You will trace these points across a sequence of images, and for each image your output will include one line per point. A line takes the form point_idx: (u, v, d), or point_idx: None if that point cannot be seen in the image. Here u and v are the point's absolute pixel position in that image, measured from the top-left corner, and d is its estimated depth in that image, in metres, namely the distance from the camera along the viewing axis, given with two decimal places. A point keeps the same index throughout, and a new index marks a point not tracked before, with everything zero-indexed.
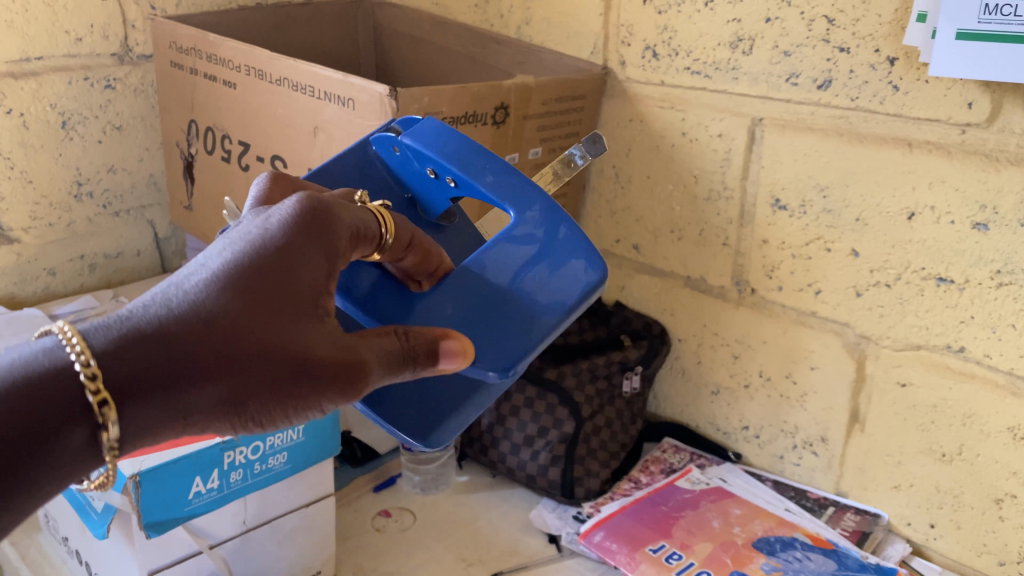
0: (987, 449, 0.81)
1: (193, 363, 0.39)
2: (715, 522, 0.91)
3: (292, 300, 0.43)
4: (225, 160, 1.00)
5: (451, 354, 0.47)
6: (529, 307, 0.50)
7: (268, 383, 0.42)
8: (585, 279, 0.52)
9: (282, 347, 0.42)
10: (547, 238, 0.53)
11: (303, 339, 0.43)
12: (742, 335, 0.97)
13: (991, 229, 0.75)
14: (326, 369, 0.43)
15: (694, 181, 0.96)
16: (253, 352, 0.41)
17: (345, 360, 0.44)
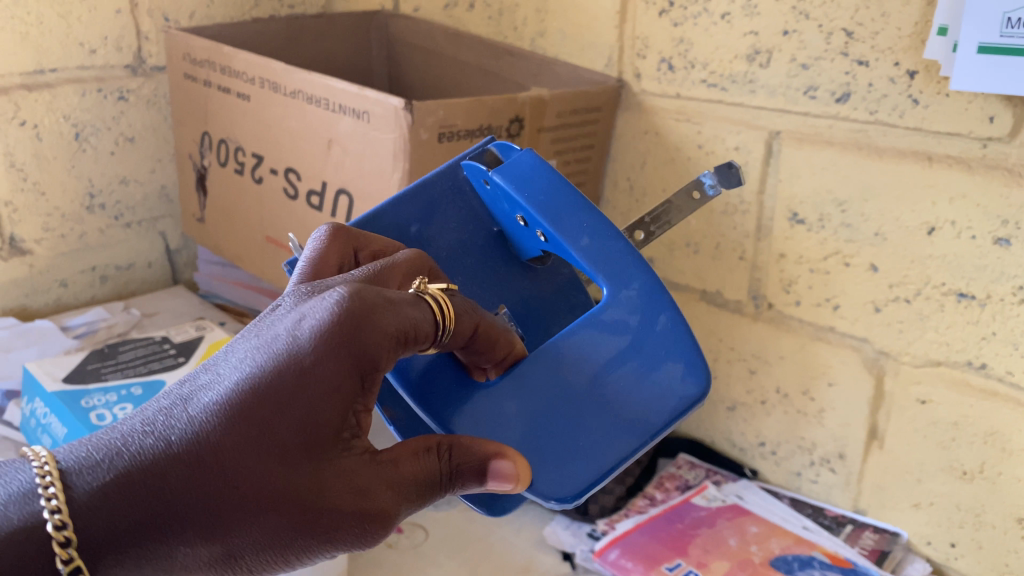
0: (1009, 468, 0.80)
1: (188, 524, 0.41)
2: (732, 540, 0.90)
3: (305, 447, 0.43)
4: (238, 172, 0.99)
5: (501, 476, 0.48)
6: (609, 420, 0.52)
7: (269, 536, 0.43)
8: (681, 400, 0.53)
9: (285, 500, 0.43)
10: (641, 328, 0.54)
11: (311, 491, 0.43)
12: (758, 351, 0.96)
13: (1013, 244, 0.74)
14: (330, 522, 0.44)
15: (710, 194, 0.95)
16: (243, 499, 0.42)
17: (352, 513, 0.45)
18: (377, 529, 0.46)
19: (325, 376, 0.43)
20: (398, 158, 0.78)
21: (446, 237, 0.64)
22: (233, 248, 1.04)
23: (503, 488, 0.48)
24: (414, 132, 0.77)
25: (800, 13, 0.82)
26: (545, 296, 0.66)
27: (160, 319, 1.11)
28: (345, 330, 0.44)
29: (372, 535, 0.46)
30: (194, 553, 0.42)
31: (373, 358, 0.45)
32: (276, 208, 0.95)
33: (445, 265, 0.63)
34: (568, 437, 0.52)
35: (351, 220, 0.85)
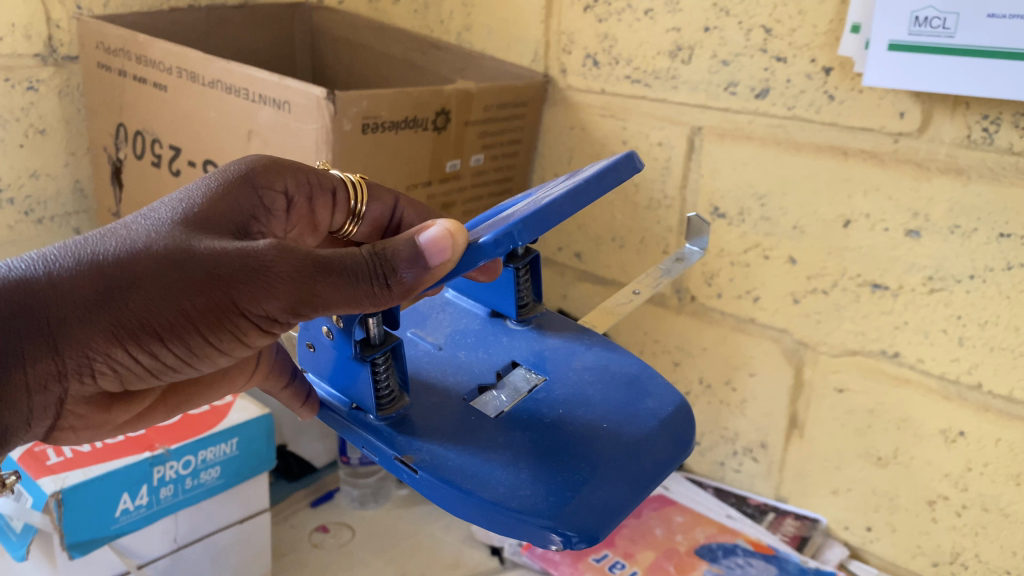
0: (921, 452, 0.83)
1: (66, 264, 0.46)
2: (658, 530, 0.91)
3: (190, 222, 0.50)
4: (155, 165, 0.96)
5: (433, 238, 0.46)
6: (546, 195, 0.49)
7: (148, 275, 0.46)
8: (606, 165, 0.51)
9: (167, 243, 0.47)
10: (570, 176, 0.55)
11: (194, 240, 0.48)
12: (682, 343, 0.98)
13: (923, 236, 0.77)
14: (213, 261, 0.46)
15: (634, 189, 0.96)
16: (129, 255, 0.46)
17: (240, 250, 0.46)
18: (277, 265, 0.46)
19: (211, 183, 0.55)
20: (320, 149, 0.76)
21: (442, 330, 0.65)
22: None
23: (438, 241, 0.46)
24: (337, 123, 0.75)
25: (721, 10, 0.83)
26: (558, 347, 0.63)
27: None
28: (240, 162, 0.58)
29: (271, 276, 0.46)
30: (71, 293, 0.45)
31: (261, 175, 0.57)
32: None
33: (445, 347, 0.63)
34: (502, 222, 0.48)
35: None
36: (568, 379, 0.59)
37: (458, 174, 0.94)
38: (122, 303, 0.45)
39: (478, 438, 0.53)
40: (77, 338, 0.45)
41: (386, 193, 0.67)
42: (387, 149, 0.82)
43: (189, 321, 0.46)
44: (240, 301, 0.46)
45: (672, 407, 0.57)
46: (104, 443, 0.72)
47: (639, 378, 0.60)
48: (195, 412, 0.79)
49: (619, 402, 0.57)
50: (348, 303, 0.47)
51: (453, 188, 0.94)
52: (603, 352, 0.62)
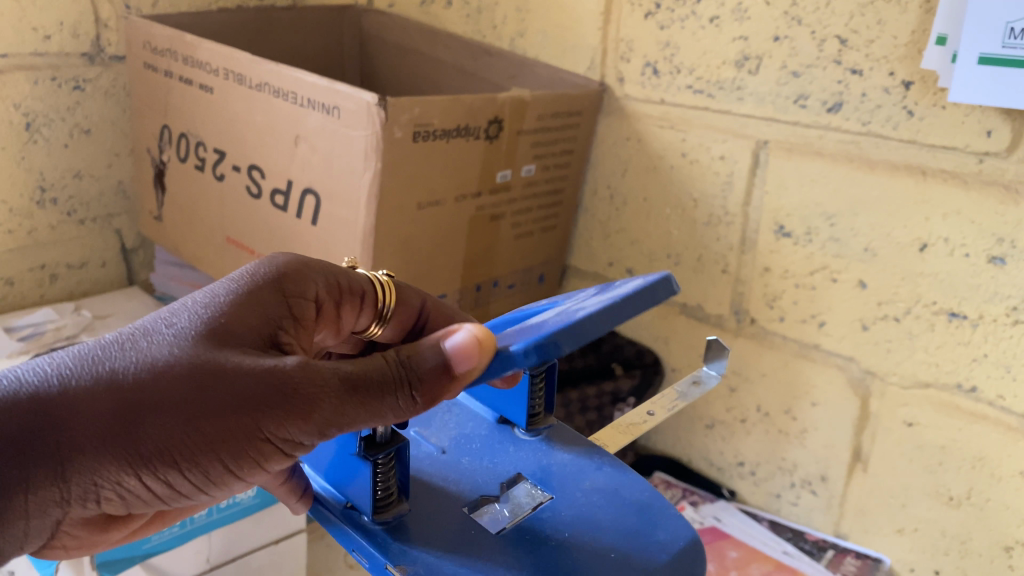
0: (997, 494, 0.77)
1: (81, 380, 0.40)
2: (711, 566, 0.87)
3: (215, 327, 0.44)
4: (198, 168, 0.94)
5: (459, 344, 0.43)
6: (575, 308, 0.44)
7: (171, 399, 0.40)
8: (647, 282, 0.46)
9: (190, 363, 0.41)
10: (601, 289, 0.49)
11: (219, 356, 0.42)
12: (739, 367, 0.94)
13: (1008, 264, 0.71)
14: (241, 387, 0.41)
15: (693, 205, 0.92)
16: (153, 378, 0.40)
17: (268, 374, 0.41)
18: (304, 393, 0.41)
19: (244, 288, 0.48)
20: (369, 157, 0.73)
21: (448, 433, 0.60)
22: (191, 248, 0.99)
23: (462, 366, 0.43)
24: (387, 131, 0.72)
25: (792, 18, 0.79)
26: (567, 463, 0.58)
27: (113, 320, 1.04)
28: (269, 264, 0.51)
29: (296, 402, 0.41)
30: (78, 415, 0.39)
31: (292, 283, 0.50)
32: (237, 208, 0.90)
33: (448, 455, 0.58)
34: (523, 332, 0.42)
35: (318, 221, 0.80)
36: (575, 497, 0.54)
37: (509, 186, 0.90)
38: (142, 434, 0.39)
39: (475, 554, 0.49)
40: (86, 467, 0.39)
41: (413, 291, 0.60)
42: (437, 158, 0.79)
43: (211, 451, 0.41)
44: (266, 429, 0.41)
45: (683, 543, 0.51)
46: None
47: (651, 509, 0.54)
48: None
49: (627, 529, 0.52)
50: (377, 413, 0.43)
51: (503, 200, 0.90)
52: (609, 473, 0.57)
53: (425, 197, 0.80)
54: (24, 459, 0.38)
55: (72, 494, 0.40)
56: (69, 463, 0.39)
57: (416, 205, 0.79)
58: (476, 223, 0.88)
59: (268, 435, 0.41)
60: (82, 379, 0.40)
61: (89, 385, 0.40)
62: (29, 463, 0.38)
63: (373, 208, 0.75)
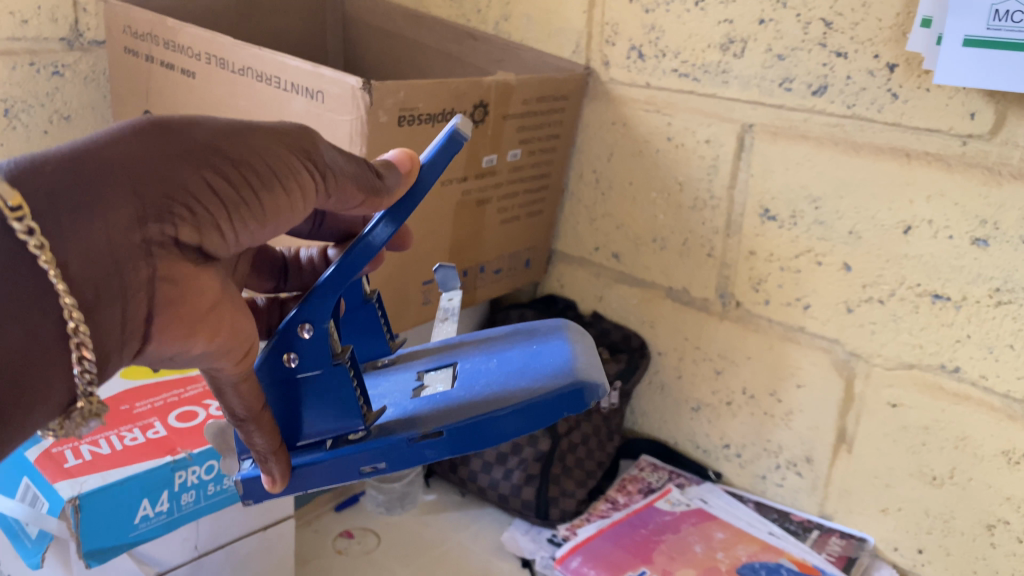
0: (980, 473, 0.78)
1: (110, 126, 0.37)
2: (697, 547, 0.86)
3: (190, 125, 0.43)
4: None
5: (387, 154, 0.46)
6: None
7: (204, 119, 0.39)
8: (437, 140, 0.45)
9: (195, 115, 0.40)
10: None
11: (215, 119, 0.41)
12: (725, 350, 0.94)
13: (992, 245, 0.72)
14: (244, 128, 0.39)
15: (678, 188, 0.92)
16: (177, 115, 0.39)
17: (258, 121, 0.41)
18: (295, 137, 0.41)
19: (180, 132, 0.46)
20: (353, 141, 0.73)
21: None
22: None
23: (406, 166, 0.46)
24: (373, 114, 0.72)
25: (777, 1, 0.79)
26: (435, 347, 0.58)
27: None
28: None
29: (301, 134, 0.42)
30: (101, 146, 0.35)
31: None
32: None
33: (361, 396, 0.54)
34: None
35: None
36: (471, 353, 0.55)
37: (495, 170, 0.90)
38: (195, 140, 0.37)
39: (458, 397, 0.49)
40: (152, 172, 0.36)
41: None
42: (422, 143, 0.78)
43: (264, 158, 0.39)
44: (299, 145, 0.41)
45: (559, 321, 0.57)
46: (123, 445, 0.67)
47: (517, 325, 0.58)
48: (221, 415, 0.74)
49: (522, 338, 0.55)
50: (367, 165, 0.43)
51: (489, 184, 0.90)
52: (478, 341, 0.57)
53: None
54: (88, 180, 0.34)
55: (148, 209, 0.35)
56: (136, 171, 0.35)
57: None
58: (462, 208, 0.88)
59: (303, 155, 0.41)
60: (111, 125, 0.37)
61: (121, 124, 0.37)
62: (95, 179, 0.34)
63: None
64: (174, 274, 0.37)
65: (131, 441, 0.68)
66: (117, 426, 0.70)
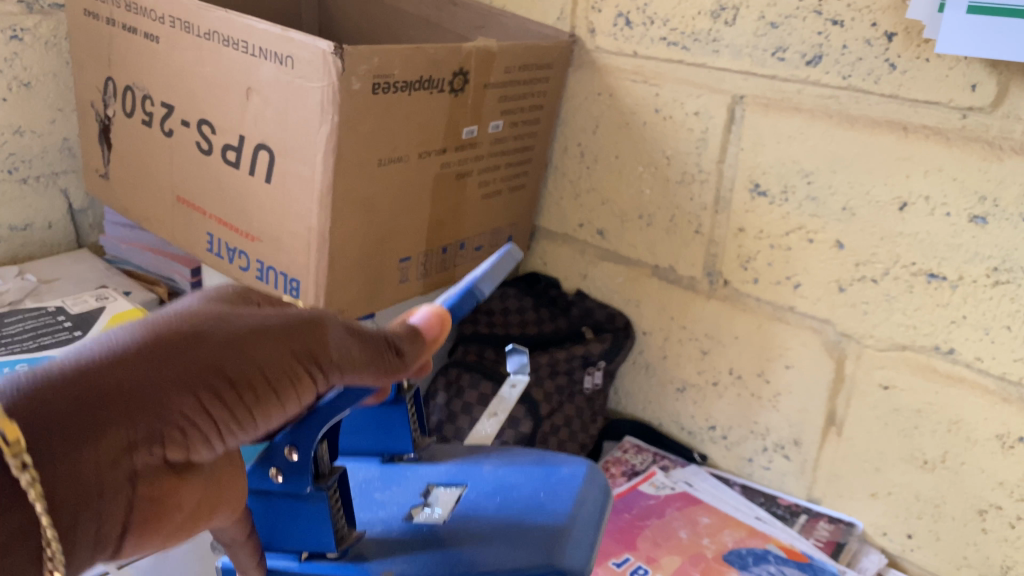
0: (972, 458, 0.76)
1: (112, 338, 0.34)
2: (683, 533, 0.84)
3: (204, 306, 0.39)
4: (145, 123, 0.88)
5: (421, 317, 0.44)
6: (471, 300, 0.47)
7: (211, 327, 0.36)
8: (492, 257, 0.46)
9: (206, 312, 0.37)
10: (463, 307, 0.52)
11: (228, 309, 0.38)
12: (712, 330, 0.91)
13: (990, 223, 0.69)
14: (254, 336, 0.36)
15: (666, 162, 0.89)
16: (187, 319, 0.36)
17: (261, 323, 0.37)
18: (304, 338, 0.38)
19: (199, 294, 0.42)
20: (325, 110, 0.69)
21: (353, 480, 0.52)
22: (141, 210, 0.94)
23: (434, 332, 0.43)
24: (345, 81, 0.68)
25: None
26: (464, 454, 0.54)
27: (60, 285, 0.99)
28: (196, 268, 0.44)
29: (313, 330, 0.39)
30: (102, 367, 0.32)
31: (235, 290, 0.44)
32: (189, 166, 0.85)
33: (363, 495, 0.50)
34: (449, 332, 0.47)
35: (273, 178, 0.76)
36: (486, 479, 0.51)
37: (475, 142, 0.86)
38: (202, 358, 0.34)
39: (445, 542, 0.46)
40: (149, 396, 0.32)
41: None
42: (398, 113, 0.74)
43: (267, 364, 0.36)
44: (308, 353, 0.38)
45: (589, 468, 0.52)
46: None
47: (546, 458, 0.53)
48: None
49: (538, 478, 0.51)
50: (381, 359, 0.40)
51: (469, 157, 0.86)
52: (502, 458, 0.53)
53: (386, 153, 0.75)
54: (87, 412, 0.31)
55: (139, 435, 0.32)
56: (134, 395, 0.32)
57: (377, 162, 0.75)
58: (441, 182, 0.84)
59: (311, 364, 0.38)
60: (115, 337, 0.34)
61: (127, 337, 0.34)
62: (93, 410, 0.31)
63: (330, 164, 0.70)
64: (161, 479, 0.34)
65: None
66: None
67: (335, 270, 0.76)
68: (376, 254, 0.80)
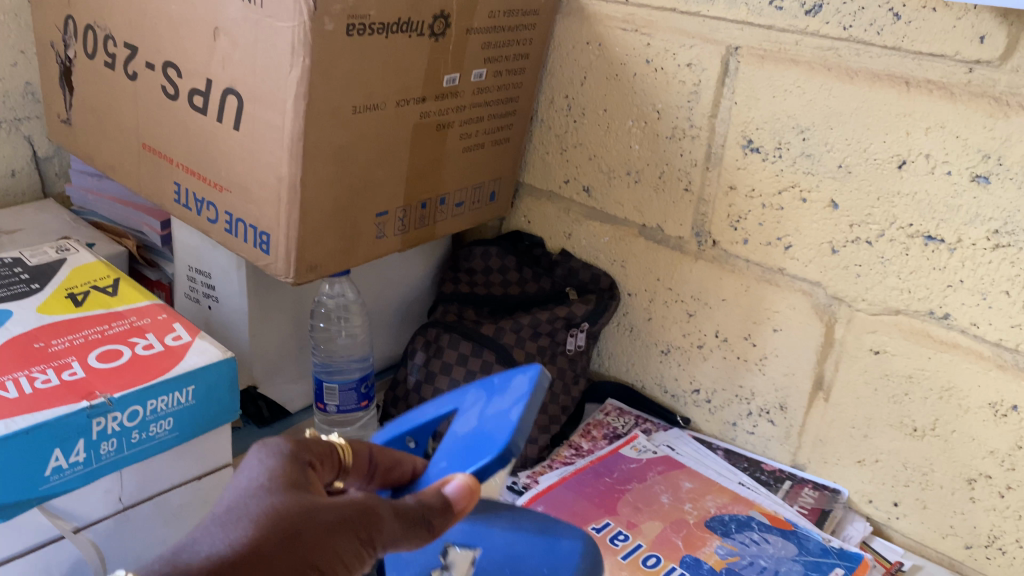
0: (963, 425, 0.74)
1: (214, 543, 0.42)
2: (665, 498, 0.82)
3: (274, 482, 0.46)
4: (109, 65, 0.84)
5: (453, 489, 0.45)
6: (501, 415, 0.47)
7: (287, 533, 0.42)
8: (528, 380, 0.48)
9: (277, 508, 0.43)
10: (489, 389, 0.50)
11: (294, 499, 0.44)
12: (699, 292, 0.88)
13: (993, 183, 0.66)
14: (316, 533, 0.43)
15: (656, 116, 0.86)
16: (265, 521, 0.43)
17: (321, 515, 0.44)
18: (354, 527, 0.44)
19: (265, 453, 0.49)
20: (296, 52, 0.65)
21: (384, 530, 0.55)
22: (105, 158, 0.90)
23: (462, 503, 0.45)
24: (318, 21, 0.64)
25: None
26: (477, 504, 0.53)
27: (21, 236, 0.94)
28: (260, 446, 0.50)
29: (363, 524, 0.44)
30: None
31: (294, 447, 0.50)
32: (154, 111, 0.80)
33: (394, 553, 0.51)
34: (475, 442, 0.47)
35: (241, 125, 0.72)
36: (498, 545, 0.51)
37: (457, 91, 0.82)
38: (281, 566, 0.41)
39: None
40: None
41: (359, 444, 0.52)
42: (375, 57, 0.70)
43: (331, 554, 0.43)
44: (360, 542, 0.44)
45: (585, 543, 0.52)
46: (33, 388, 0.60)
47: (552, 526, 0.53)
48: (147, 353, 0.67)
49: (542, 551, 0.51)
50: (415, 535, 0.45)
51: (450, 107, 0.82)
52: (507, 514, 0.53)
53: (362, 100, 0.71)
54: None
55: None
56: None
57: (352, 109, 0.71)
58: (420, 132, 0.80)
59: (365, 548, 0.44)
60: (211, 550, 0.41)
61: (218, 550, 0.41)
62: None
63: (301, 109, 0.66)
64: None
65: (42, 384, 0.61)
66: (29, 366, 0.63)
67: (307, 223, 0.72)
68: (350, 208, 0.76)
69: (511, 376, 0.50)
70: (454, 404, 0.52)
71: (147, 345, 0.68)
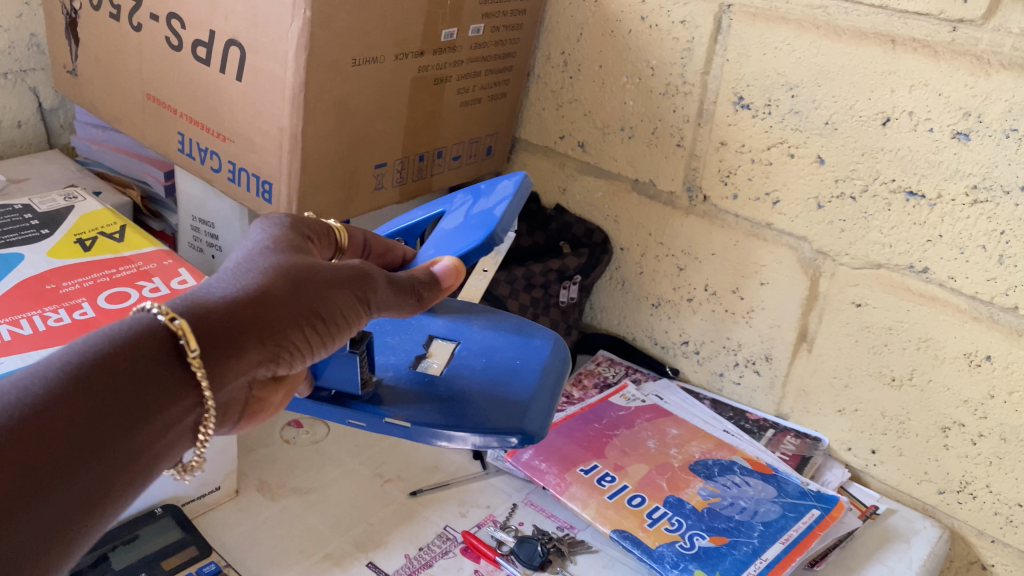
0: (939, 375, 0.76)
1: (235, 278, 0.44)
2: (651, 443, 0.85)
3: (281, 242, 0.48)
4: (113, 16, 0.85)
5: (442, 268, 0.55)
6: (487, 210, 0.59)
7: (302, 278, 0.46)
8: (510, 182, 0.61)
9: (293, 258, 0.47)
10: (476, 193, 0.63)
11: (303, 257, 0.48)
12: (689, 246, 0.91)
13: (973, 140, 0.68)
14: (327, 281, 0.47)
15: (650, 72, 0.87)
16: (280, 264, 0.46)
17: (328, 270, 0.48)
18: (357, 284, 0.49)
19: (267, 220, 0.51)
20: (298, 4, 0.66)
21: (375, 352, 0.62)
22: (110, 108, 0.92)
23: (449, 280, 0.55)
24: None
25: None
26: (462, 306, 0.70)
27: (29, 184, 0.97)
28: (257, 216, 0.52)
29: (365, 285, 0.49)
30: (226, 308, 0.42)
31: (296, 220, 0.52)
32: (158, 60, 0.82)
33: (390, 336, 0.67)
34: (463, 230, 0.59)
35: (244, 75, 0.73)
36: (474, 338, 0.65)
37: (455, 45, 0.83)
38: (297, 302, 0.45)
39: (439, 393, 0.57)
40: (259, 337, 0.43)
41: (353, 228, 0.58)
42: (374, 9, 0.72)
43: (338, 306, 0.47)
44: (363, 297, 0.49)
45: (555, 343, 0.65)
46: (45, 326, 0.63)
47: (524, 326, 0.67)
48: (153, 296, 0.69)
49: (515, 344, 0.64)
50: (404, 305, 0.52)
51: (447, 61, 0.84)
52: (488, 317, 0.68)
53: (362, 52, 0.73)
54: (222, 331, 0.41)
55: (259, 358, 0.44)
56: (255, 331, 0.43)
57: (352, 61, 0.73)
58: (418, 86, 0.82)
59: (365, 304, 0.49)
60: (233, 281, 0.44)
61: (240, 281, 0.44)
62: (227, 331, 0.42)
63: (302, 59, 0.68)
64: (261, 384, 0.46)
65: (54, 322, 0.64)
66: (41, 306, 0.66)
67: (308, 171, 0.75)
68: (350, 157, 0.79)
69: (494, 183, 0.63)
70: (445, 206, 0.64)
71: (153, 288, 0.70)
